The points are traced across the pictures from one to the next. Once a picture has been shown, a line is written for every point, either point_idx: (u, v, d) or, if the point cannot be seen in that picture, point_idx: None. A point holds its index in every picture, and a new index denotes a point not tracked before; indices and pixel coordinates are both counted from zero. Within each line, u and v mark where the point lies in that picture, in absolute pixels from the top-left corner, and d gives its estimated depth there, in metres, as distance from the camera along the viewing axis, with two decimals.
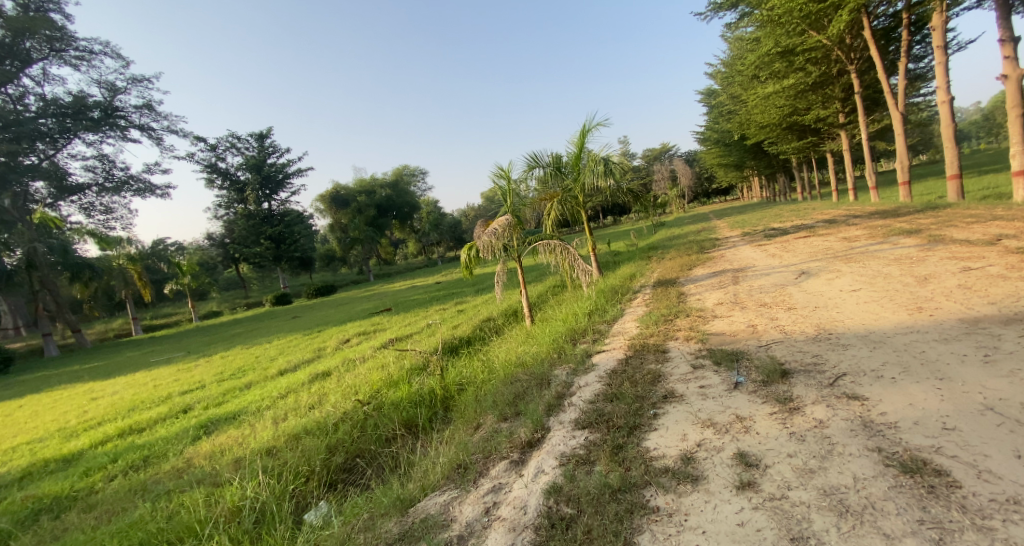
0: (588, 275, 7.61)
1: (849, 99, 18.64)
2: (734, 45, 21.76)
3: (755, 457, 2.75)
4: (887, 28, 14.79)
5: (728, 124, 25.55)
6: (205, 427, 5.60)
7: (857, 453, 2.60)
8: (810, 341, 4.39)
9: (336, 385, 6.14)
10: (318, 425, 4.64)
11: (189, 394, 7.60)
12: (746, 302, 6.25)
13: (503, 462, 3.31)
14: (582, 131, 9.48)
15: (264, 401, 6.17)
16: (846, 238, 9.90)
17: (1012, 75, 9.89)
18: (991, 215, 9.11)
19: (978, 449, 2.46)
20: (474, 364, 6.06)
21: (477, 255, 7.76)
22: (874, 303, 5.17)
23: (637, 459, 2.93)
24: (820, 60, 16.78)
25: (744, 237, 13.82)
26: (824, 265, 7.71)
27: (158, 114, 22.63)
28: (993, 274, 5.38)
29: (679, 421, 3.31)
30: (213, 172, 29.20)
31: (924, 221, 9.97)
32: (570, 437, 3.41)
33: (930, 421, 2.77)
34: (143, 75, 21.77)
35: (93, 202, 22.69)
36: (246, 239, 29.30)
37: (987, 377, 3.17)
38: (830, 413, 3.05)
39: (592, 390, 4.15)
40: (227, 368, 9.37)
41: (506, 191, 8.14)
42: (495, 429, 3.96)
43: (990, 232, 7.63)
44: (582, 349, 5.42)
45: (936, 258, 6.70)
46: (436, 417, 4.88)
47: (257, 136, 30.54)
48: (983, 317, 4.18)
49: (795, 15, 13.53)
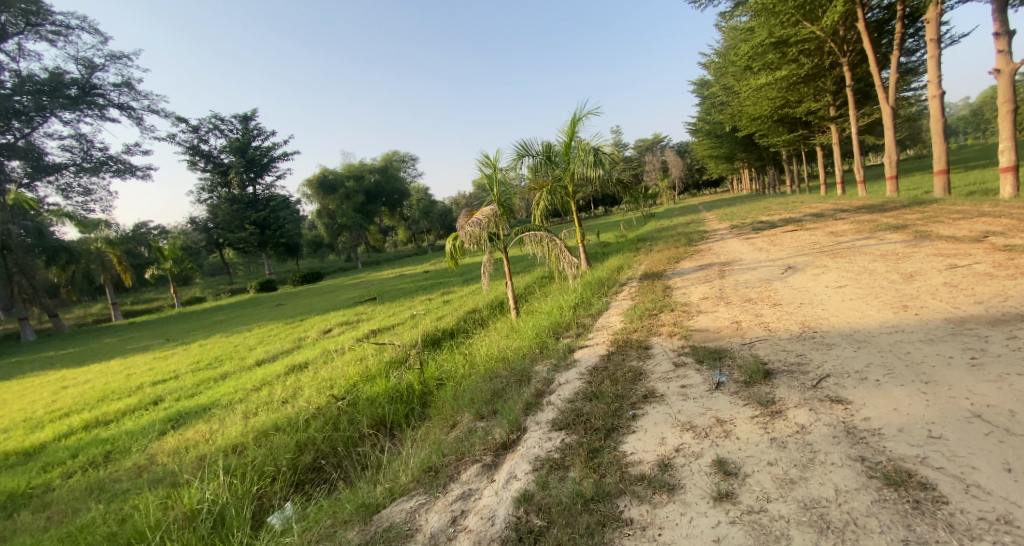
0: (575, 267, 7.48)
1: (840, 92, 18.56)
2: (728, 35, 21.58)
3: (735, 464, 2.64)
4: (881, 21, 14.71)
5: (720, 115, 25.39)
6: (173, 421, 5.40)
7: (840, 463, 2.50)
8: (794, 339, 4.30)
9: (312, 377, 6.00)
10: (288, 421, 4.47)
11: (161, 384, 7.37)
12: (732, 298, 6.16)
13: (474, 466, 3.18)
14: (573, 119, 9.27)
15: (237, 394, 5.99)
16: (834, 233, 9.85)
17: (1005, 70, 9.86)
18: (978, 212, 9.12)
19: (964, 460, 2.38)
20: (455, 358, 5.91)
21: (462, 246, 7.55)
22: (860, 301, 5.10)
23: (614, 465, 2.81)
24: (813, 52, 16.69)
25: (733, 229, 13.78)
26: (811, 260, 7.65)
27: (137, 92, 21.94)
28: (980, 272, 5.34)
29: (658, 424, 3.19)
30: (195, 155, 28.51)
31: (911, 216, 9.97)
32: (545, 439, 3.28)
33: (914, 428, 2.68)
34: (121, 52, 21.03)
35: (70, 184, 22.01)
36: (230, 224, 28.70)
37: (973, 381, 3.09)
38: (813, 418, 2.94)
39: (571, 388, 4.02)
40: (203, 357, 9.13)
41: (493, 180, 7.88)
42: (471, 428, 3.82)
43: (975, 229, 7.60)
44: (565, 344, 5.29)
45: (923, 255, 6.65)
46: (412, 414, 4.72)
47: (241, 118, 29.87)
48: (969, 317, 4.12)
49: (789, 4, 13.37)
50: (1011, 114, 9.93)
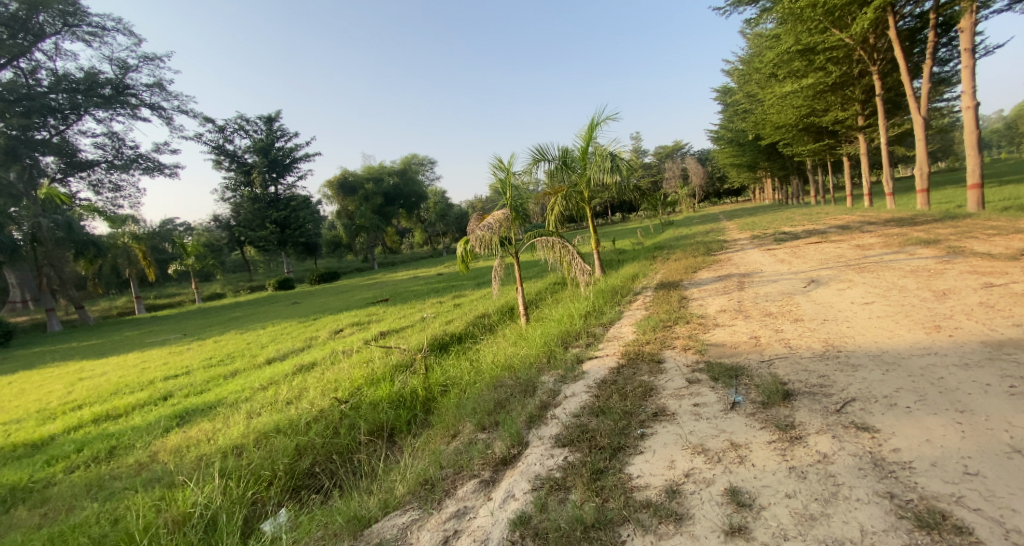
0: (587, 275, 7.28)
1: (868, 101, 18.04)
2: (752, 42, 21.19)
3: (749, 495, 2.45)
4: (913, 30, 14.30)
5: (743, 123, 24.92)
6: (178, 418, 5.33)
7: (866, 499, 2.29)
8: (816, 359, 4.06)
9: (318, 378, 5.89)
10: (289, 424, 4.37)
11: (172, 380, 7.37)
12: (751, 311, 5.90)
13: (472, 482, 3.04)
14: (590, 124, 9.14)
15: (243, 392, 5.91)
16: (859, 246, 9.48)
17: None
18: (1015, 228, 8.68)
19: (1005, 501, 2.16)
20: (462, 364, 5.75)
21: (473, 250, 7.40)
22: (888, 319, 4.82)
23: (617, 489, 2.64)
24: (841, 60, 16.25)
25: (753, 239, 13.41)
26: (835, 274, 7.34)
27: (168, 93, 22.41)
28: (1017, 293, 5.02)
29: (667, 445, 3.01)
30: (220, 154, 29.07)
31: (943, 231, 9.55)
32: (547, 456, 3.12)
33: (949, 463, 2.46)
34: (154, 53, 21.43)
35: (101, 180, 22.65)
36: (252, 222, 29.18)
37: (1013, 412, 2.84)
38: (836, 446, 2.73)
39: (578, 402, 3.85)
40: (216, 353, 9.16)
41: (506, 184, 7.67)
42: (471, 440, 3.68)
43: (1012, 247, 7.21)
44: (573, 355, 5.11)
45: (956, 272, 6.31)
46: (414, 420, 4.59)
47: (265, 119, 30.39)
48: (1008, 341, 3.83)
49: (816, 11, 12.99)
50: None
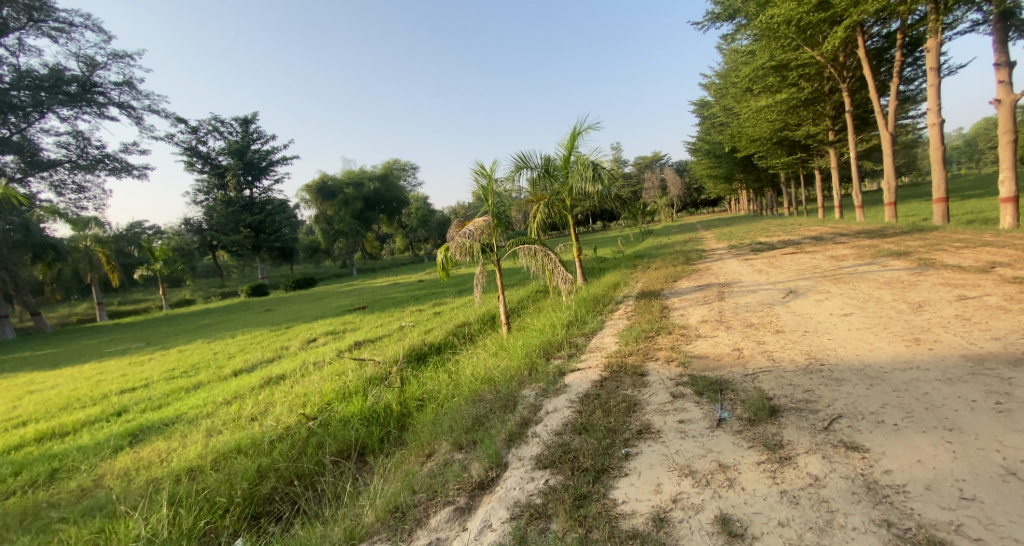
0: (569, 283, 7.15)
1: (839, 117, 18.59)
2: (729, 57, 21.62)
3: (741, 524, 2.33)
4: (881, 49, 14.74)
5: (720, 136, 25.38)
6: (131, 436, 4.96)
7: (863, 528, 2.20)
8: (800, 373, 3.97)
9: (287, 392, 5.58)
10: (252, 443, 4.07)
11: (129, 394, 6.93)
12: (732, 322, 5.84)
13: (446, 510, 2.83)
14: (572, 133, 9.09)
15: (205, 407, 5.56)
16: (834, 257, 9.61)
17: (1006, 100, 10.23)
18: (980, 241, 8.93)
19: (1006, 530, 2.10)
20: (440, 377, 5.53)
21: (453, 257, 7.21)
22: (868, 331, 4.80)
23: (602, 517, 2.48)
24: (813, 76, 16.72)
25: (731, 249, 13.54)
26: (812, 285, 7.38)
27: (138, 92, 21.55)
28: (992, 305, 5.07)
29: (653, 466, 2.86)
30: (193, 156, 28.19)
31: (913, 243, 9.75)
32: (527, 479, 2.94)
33: (943, 487, 2.37)
34: (123, 51, 20.51)
35: (64, 180, 21.61)
36: (224, 226, 28.29)
37: (1002, 431, 2.78)
38: (827, 468, 2.62)
39: (560, 418, 3.67)
40: (179, 364, 8.70)
41: (487, 190, 7.49)
42: (447, 460, 3.48)
43: (980, 259, 7.37)
44: (555, 367, 4.94)
45: (929, 283, 6.40)
46: (387, 438, 4.34)
47: (242, 121, 29.73)
48: (988, 355, 3.82)
49: (789, 29, 13.26)
50: (1011, 144, 10.30)
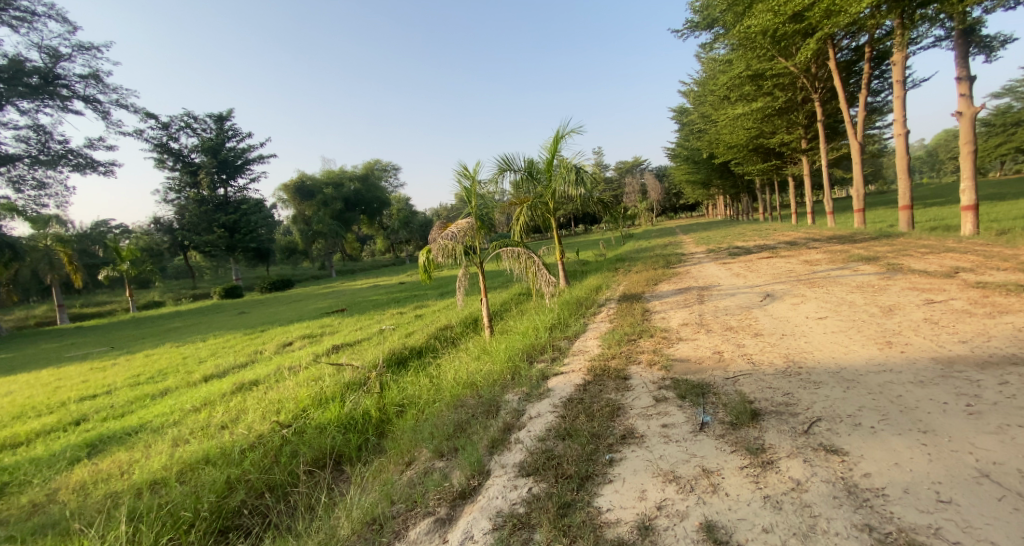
0: (552, 286, 7.13)
1: (811, 126, 19.13)
2: (707, 65, 22.03)
3: (726, 531, 2.31)
4: (850, 61, 15.22)
5: (698, 142, 25.84)
6: (89, 447, 4.71)
7: (845, 533, 2.21)
8: (780, 376, 4.00)
9: (259, 399, 5.38)
10: (221, 453, 3.91)
11: (89, 401, 6.60)
12: (712, 325, 5.90)
13: (426, 521, 2.75)
14: (555, 136, 9.11)
15: (172, 415, 5.32)
16: (807, 262, 9.84)
17: (967, 112, 10.64)
18: (943, 247, 9.26)
19: (983, 533, 2.13)
20: (421, 381, 5.44)
21: (435, 259, 7.11)
22: (842, 334, 4.89)
23: (587, 527, 2.45)
24: (787, 86, 17.18)
25: (709, 253, 13.75)
26: (788, 288, 7.53)
27: (105, 86, 20.74)
28: (957, 309, 5.23)
29: (637, 472, 2.83)
30: (163, 152, 27.30)
31: (881, 249, 10.06)
32: (510, 487, 2.87)
33: (921, 489, 2.40)
34: (88, 42, 19.68)
35: (24, 175, 20.67)
36: (197, 226, 27.47)
37: (975, 433, 2.83)
38: (808, 472, 2.63)
39: (544, 423, 3.62)
40: (144, 370, 8.35)
41: (471, 192, 7.42)
42: (428, 469, 3.39)
43: (944, 265, 7.62)
44: (538, 371, 4.90)
45: (898, 288, 6.58)
46: (365, 446, 4.21)
47: (216, 118, 28.98)
48: (957, 358, 3.92)
49: (765, 40, 13.55)
50: (971, 155, 10.71)
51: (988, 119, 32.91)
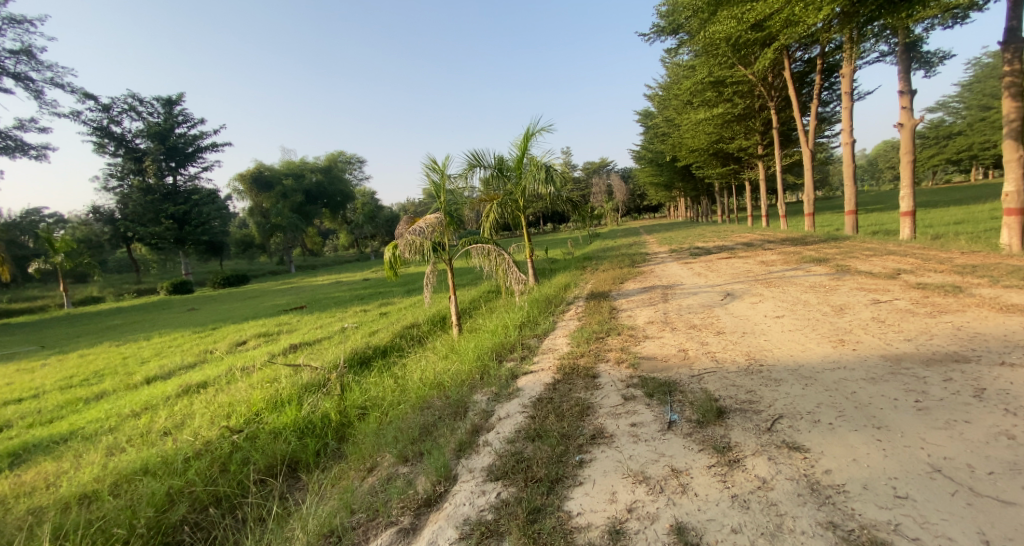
0: (521, 284, 7.06)
1: (767, 132, 19.87)
2: (670, 70, 22.52)
3: (695, 533, 2.30)
4: (803, 72, 15.89)
5: (662, 145, 26.42)
6: (12, 458, 4.29)
7: (811, 532, 2.23)
8: (742, 373, 4.08)
9: (208, 402, 5.05)
10: (162, 462, 3.63)
11: (14, 406, 6.05)
12: (677, 323, 5.98)
13: (388, 532, 2.63)
14: (524, 133, 9.05)
15: (109, 421, 4.93)
16: (764, 262, 10.19)
17: (907, 124, 11.26)
18: (886, 250, 9.78)
19: (940, 529, 2.19)
20: (385, 382, 5.24)
21: (401, 255, 6.90)
22: (799, 333, 5.04)
23: (557, 533, 2.39)
24: (746, 93, 17.78)
25: (672, 253, 14.06)
26: (747, 288, 7.75)
27: (37, 62, 19.18)
28: (901, 309, 5.50)
29: (607, 473, 2.79)
30: (105, 136, 25.58)
31: (830, 251, 10.55)
32: (477, 493, 2.78)
33: (879, 485, 2.47)
34: (20, 16, 18.19)
35: None
36: (142, 216, 25.81)
37: (925, 428, 2.94)
38: (773, 470, 2.66)
39: (513, 425, 3.54)
40: (81, 371, 7.75)
41: (439, 187, 7.25)
42: (390, 475, 3.25)
43: (888, 266, 8.04)
44: (507, 370, 4.81)
45: (847, 288, 6.88)
46: (324, 450, 4.01)
47: (165, 102, 27.45)
48: (904, 355, 4.09)
49: (727, 47, 13.93)
50: (910, 164, 11.35)
51: (924, 131, 35.17)
